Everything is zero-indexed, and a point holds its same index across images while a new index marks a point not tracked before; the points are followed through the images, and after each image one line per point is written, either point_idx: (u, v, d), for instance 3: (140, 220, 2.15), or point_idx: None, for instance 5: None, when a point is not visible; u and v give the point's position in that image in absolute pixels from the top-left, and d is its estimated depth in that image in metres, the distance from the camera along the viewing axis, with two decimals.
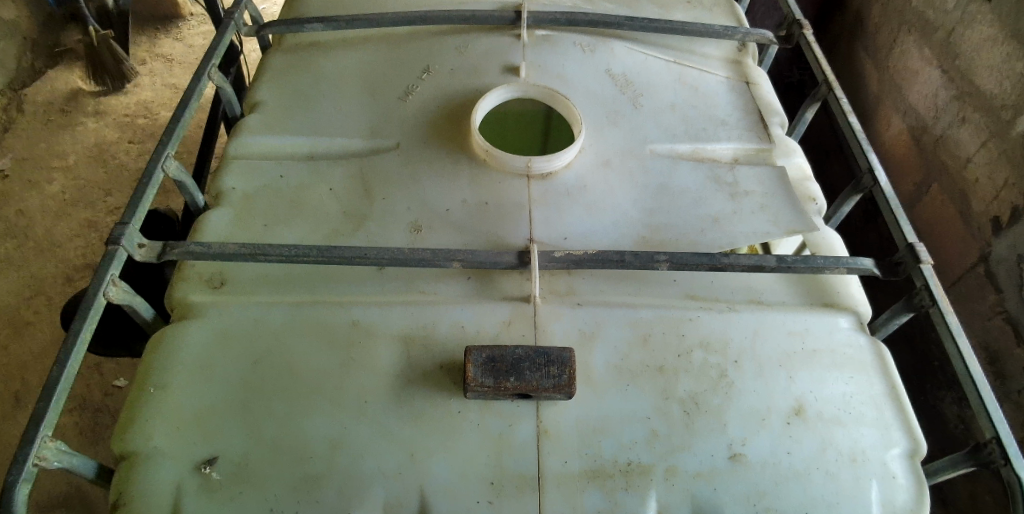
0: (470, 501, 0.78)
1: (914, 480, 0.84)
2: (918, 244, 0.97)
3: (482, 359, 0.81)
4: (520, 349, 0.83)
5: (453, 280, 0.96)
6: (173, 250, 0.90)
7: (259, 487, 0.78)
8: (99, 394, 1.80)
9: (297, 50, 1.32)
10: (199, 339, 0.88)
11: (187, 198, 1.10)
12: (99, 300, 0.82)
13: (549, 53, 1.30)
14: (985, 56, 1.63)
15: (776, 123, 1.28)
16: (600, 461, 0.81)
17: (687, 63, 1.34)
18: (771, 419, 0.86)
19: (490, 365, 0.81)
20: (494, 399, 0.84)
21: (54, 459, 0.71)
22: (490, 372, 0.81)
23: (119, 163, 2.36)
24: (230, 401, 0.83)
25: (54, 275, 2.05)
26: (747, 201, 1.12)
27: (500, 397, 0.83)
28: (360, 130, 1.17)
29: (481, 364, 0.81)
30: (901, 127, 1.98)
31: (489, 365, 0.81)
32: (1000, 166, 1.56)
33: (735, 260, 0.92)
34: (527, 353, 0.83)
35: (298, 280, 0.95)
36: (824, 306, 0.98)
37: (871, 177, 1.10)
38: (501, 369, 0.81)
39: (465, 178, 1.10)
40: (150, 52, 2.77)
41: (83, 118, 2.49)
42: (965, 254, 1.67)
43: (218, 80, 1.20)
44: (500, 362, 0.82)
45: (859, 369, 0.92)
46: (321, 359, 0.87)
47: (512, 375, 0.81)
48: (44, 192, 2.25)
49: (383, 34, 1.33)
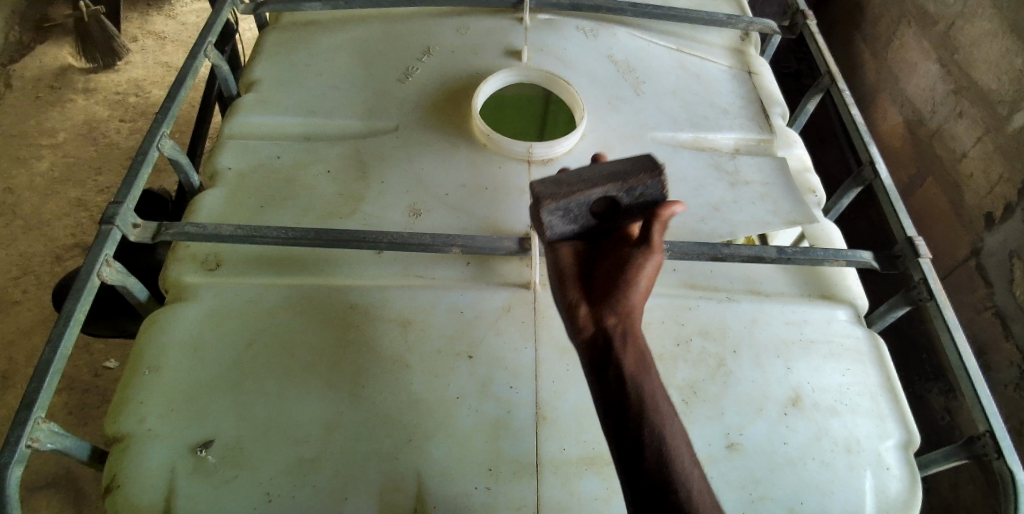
0: (467, 487, 0.78)
1: (906, 470, 0.85)
2: (918, 238, 0.96)
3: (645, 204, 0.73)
4: (580, 172, 0.72)
5: (452, 264, 0.95)
6: (168, 231, 0.88)
7: (254, 469, 0.77)
8: (88, 375, 1.78)
9: (294, 29, 1.29)
10: (194, 319, 0.88)
11: (181, 178, 1.08)
12: (93, 281, 0.81)
13: (550, 37, 1.28)
14: (983, 50, 1.63)
15: (777, 113, 1.27)
16: (598, 448, 0.82)
17: (690, 51, 1.33)
18: (767, 407, 0.86)
19: (622, 173, 0.70)
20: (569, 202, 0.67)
21: (47, 441, 0.70)
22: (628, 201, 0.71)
23: (110, 141, 2.33)
24: (226, 382, 0.83)
25: (43, 254, 2.02)
26: (747, 190, 1.11)
27: (644, 184, 0.69)
28: (358, 110, 1.15)
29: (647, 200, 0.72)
30: (897, 119, 1.97)
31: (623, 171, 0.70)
32: (995, 161, 1.57)
33: (735, 251, 0.91)
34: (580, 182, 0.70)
35: (296, 262, 0.94)
36: (822, 297, 0.99)
37: (872, 169, 1.09)
38: (611, 197, 0.70)
39: (466, 160, 1.09)
40: (142, 29, 2.70)
41: (73, 95, 2.43)
42: (956, 248, 1.68)
43: (213, 57, 1.18)
44: (612, 190, 0.69)
45: (856, 360, 0.93)
46: (318, 340, 0.87)
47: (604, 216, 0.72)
48: (33, 168, 2.21)
49: (382, 14, 1.30)
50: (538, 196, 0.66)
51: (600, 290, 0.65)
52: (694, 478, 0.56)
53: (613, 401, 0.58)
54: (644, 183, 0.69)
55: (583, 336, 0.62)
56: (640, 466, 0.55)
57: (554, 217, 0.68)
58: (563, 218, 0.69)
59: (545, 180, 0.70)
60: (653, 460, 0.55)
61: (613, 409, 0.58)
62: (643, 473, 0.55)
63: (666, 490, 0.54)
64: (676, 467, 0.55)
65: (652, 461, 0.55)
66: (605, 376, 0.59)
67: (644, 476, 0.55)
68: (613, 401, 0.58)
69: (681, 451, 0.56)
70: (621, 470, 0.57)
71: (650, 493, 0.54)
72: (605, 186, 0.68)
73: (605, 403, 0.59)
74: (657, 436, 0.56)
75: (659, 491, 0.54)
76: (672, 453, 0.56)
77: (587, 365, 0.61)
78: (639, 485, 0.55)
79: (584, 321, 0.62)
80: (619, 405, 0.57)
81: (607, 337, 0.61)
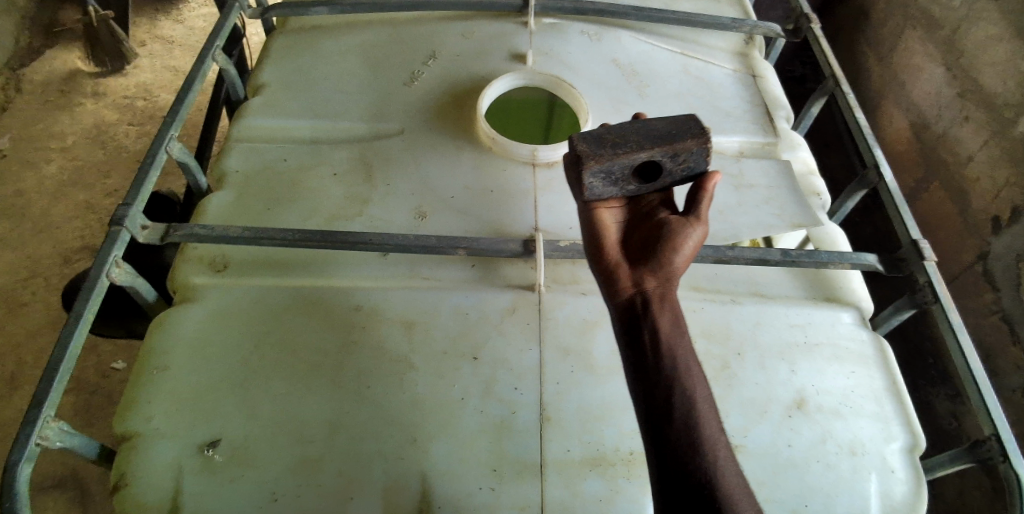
0: (472, 487, 0.78)
1: (911, 473, 0.85)
2: (922, 241, 0.96)
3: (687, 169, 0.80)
4: (627, 135, 0.78)
5: (457, 266, 0.96)
6: (176, 232, 0.89)
7: (260, 469, 0.78)
8: (96, 376, 1.80)
9: (301, 34, 1.31)
10: (202, 320, 0.88)
11: (189, 180, 1.09)
12: (102, 282, 0.82)
13: (555, 41, 1.29)
14: (989, 54, 1.62)
15: (781, 117, 1.28)
16: (601, 449, 0.82)
17: (694, 54, 1.33)
18: (771, 409, 0.86)
19: (669, 139, 0.76)
20: (622, 159, 0.74)
21: (56, 440, 0.71)
22: (672, 165, 0.77)
23: (118, 145, 2.35)
24: (232, 382, 0.83)
25: (52, 256, 2.04)
26: (752, 193, 1.12)
27: (693, 150, 0.77)
28: (365, 114, 1.16)
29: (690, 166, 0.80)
30: (903, 123, 1.97)
31: (670, 136, 0.77)
32: (1001, 165, 1.56)
33: (739, 254, 0.91)
34: (630, 141, 0.76)
35: (302, 263, 0.95)
36: (826, 300, 0.99)
37: (876, 172, 1.09)
38: (653, 161, 0.77)
39: (471, 163, 1.09)
40: (150, 34, 2.73)
41: (82, 99, 2.46)
42: (962, 252, 1.67)
43: (221, 61, 1.19)
44: (657, 154, 0.75)
45: (860, 362, 0.93)
46: (324, 341, 0.87)
47: (641, 177, 0.79)
48: (42, 172, 2.23)
49: (388, 18, 1.31)
50: (583, 157, 0.73)
51: (640, 253, 0.68)
52: (720, 443, 0.58)
53: (644, 364, 0.60)
54: (690, 149, 0.76)
55: (619, 297, 0.65)
56: (666, 430, 0.57)
57: (596, 180, 0.75)
58: (605, 180, 0.76)
59: (589, 139, 0.76)
60: (681, 423, 0.57)
61: (644, 371, 0.60)
62: (669, 438, 0.57)
63: (691, 454, 0.56)
64: (703, 431, 0.57)
65: (679, 425, 0.57)
66: (637, 338, 0.61)
67: (671, 440, 0.57)
68: (644, 364, 0.60)
69: (708, 415, 0.59)
70: (647, 435, 0.59)
71: (676, 457, 0.56)
72: (650, 151, 0.74)
73: (635, 365, 0.61)
74: (687, 399, 0.58)
75: (684, 454, 0.56)
76: (700, 417, 0.58)
77: (619, 327, 0.64)
78: (664, 449, 0.57)
79: (621, 281, 0.65)
80: (651, 367, 0.60)
81: (644, 299, 0.63)
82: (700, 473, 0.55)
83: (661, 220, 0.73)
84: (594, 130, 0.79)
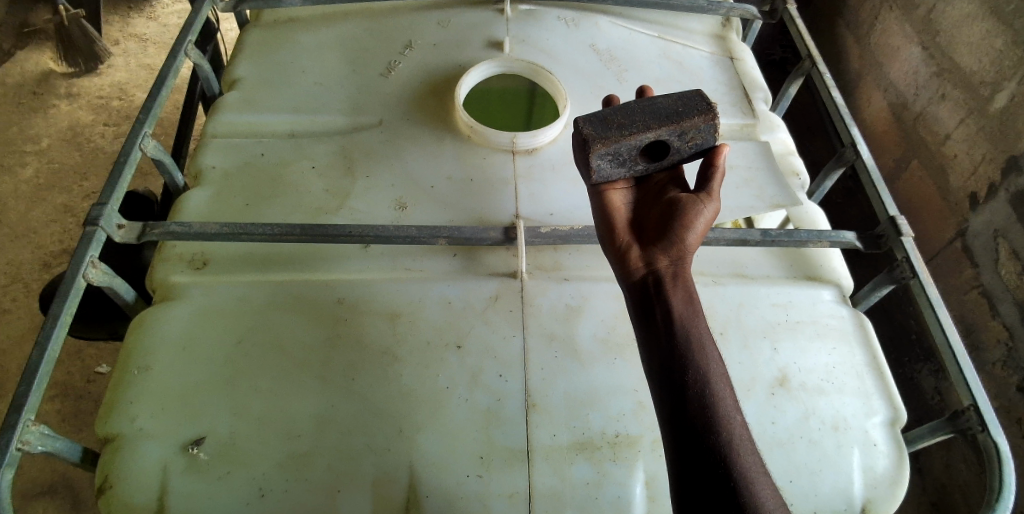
0: (460, 476, 0.78)
1: (893, 446, 0.87)
2: (900, 217, 0.97)
3: (697, 146, 0.81)
4: (635, 110, 0.78)
5: (440, 256, 0.95)
6: (153, 231, 0.88)
7: (248, 465, 0.77)
8: (81, 381, 1.77)
9: (276, 27, 1.29)
10: (183, 319, 0.87)
11: (166, 178, 1.08)
12: (78, 283, 0.80)
13: (532, 28, 1.28)
14: (964, 33, 1.64)
15: (759, 98, 1.28)
16: (588, 433, 0.83)
17: (672, 38, 1.33)
18: (755, 388, 0.87)
19: (676, 116, 0.76)
20: (630, 141, 0.75)
21: (37, 444, 0.69)
22: (680, 143, 0.79)
23: (94, 146, 2.31)
24: (217, 381, 0.83)
25: (32, 261, 2.01)
26: (731, 176, 1.12)
27: (703, 128, 0.77)
28: (342, 107, 1.15)
29: (700, 142, 0.80)
30: (882, 104, 1.99)
31: (677, 113, 0.77)
32: (978, 142, 1.58)
33: (719, 235, 0.91)
34: (638, 119, 0.76)
35: (283, 259, 0.94)
36: (807, 278, 1.00)
37: (853, 150, 1.10)
38: (661, 140, 0.78)
39: (451, 153, 1.09)
40: (122, 32, 2.68)
41: (56, 101, 2.41)
42: (943, 229, 1.70)
43: (194, 57, 1.17)
44: (664, 133, 0.76)
45: (841, 339, 0.94)
46: (308, 337, 0.87)
47: (650, 156, 0.81)
48: (18, 176, 2.19)
49: (363, 9, 1.30)
50: (589, 139, 0.74)
51: (653, 235, 0.71)
52: (735, 421, 0.59)
53: (657, 343, 0.62)
54: (697, 125, 0.76)
55: (632, 277, 0.67)
56: (680, 407, 0.58)
57: (604, 162, 0.77)
58: (613, 161, 0.77)
59: (594, 121, 0.76)
60: (694, 400, 0.58)
61: (658, 349, 0.62)
62: (683, 416, 0.58)
63: (705, 429, 0.57)
64: (718, 409, 0.58)
65: (693, 401, 0.58)
66: (650, 317, 0.64)
67: (685, 417, 0.58)
68: (657, 343, 0.62)
69: (723, 393, 0.59)
70: (663, 413, 0.60)
71: (690, 433, 0.57)
72: (657, 130, 0.75)
73: (650, 344, 0.63)
74: (701, 377, 0.59)
75: (699, 430, 0.57)
76: (715, 392, 0.59)
77: (633, 307, 0.66)
78: (679, 425, 0.58)
79: (634, 262, 0.68)
80: (665, 346, 0.61)
81: (656, 279, 0.66)
82: (715, 451, 0.56)
83: (673, 197, 0.76)
84: (599, 110, 0.79)
